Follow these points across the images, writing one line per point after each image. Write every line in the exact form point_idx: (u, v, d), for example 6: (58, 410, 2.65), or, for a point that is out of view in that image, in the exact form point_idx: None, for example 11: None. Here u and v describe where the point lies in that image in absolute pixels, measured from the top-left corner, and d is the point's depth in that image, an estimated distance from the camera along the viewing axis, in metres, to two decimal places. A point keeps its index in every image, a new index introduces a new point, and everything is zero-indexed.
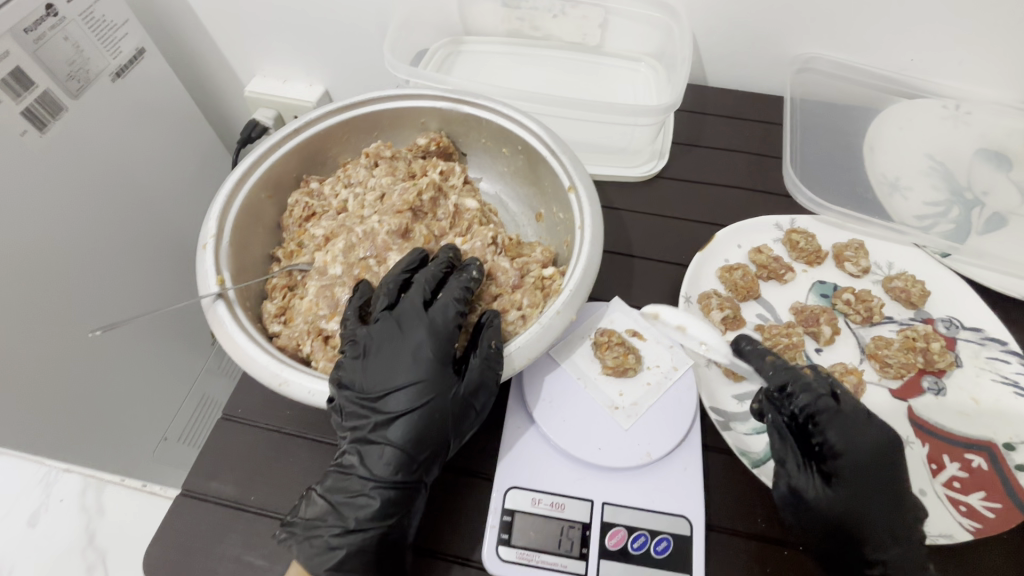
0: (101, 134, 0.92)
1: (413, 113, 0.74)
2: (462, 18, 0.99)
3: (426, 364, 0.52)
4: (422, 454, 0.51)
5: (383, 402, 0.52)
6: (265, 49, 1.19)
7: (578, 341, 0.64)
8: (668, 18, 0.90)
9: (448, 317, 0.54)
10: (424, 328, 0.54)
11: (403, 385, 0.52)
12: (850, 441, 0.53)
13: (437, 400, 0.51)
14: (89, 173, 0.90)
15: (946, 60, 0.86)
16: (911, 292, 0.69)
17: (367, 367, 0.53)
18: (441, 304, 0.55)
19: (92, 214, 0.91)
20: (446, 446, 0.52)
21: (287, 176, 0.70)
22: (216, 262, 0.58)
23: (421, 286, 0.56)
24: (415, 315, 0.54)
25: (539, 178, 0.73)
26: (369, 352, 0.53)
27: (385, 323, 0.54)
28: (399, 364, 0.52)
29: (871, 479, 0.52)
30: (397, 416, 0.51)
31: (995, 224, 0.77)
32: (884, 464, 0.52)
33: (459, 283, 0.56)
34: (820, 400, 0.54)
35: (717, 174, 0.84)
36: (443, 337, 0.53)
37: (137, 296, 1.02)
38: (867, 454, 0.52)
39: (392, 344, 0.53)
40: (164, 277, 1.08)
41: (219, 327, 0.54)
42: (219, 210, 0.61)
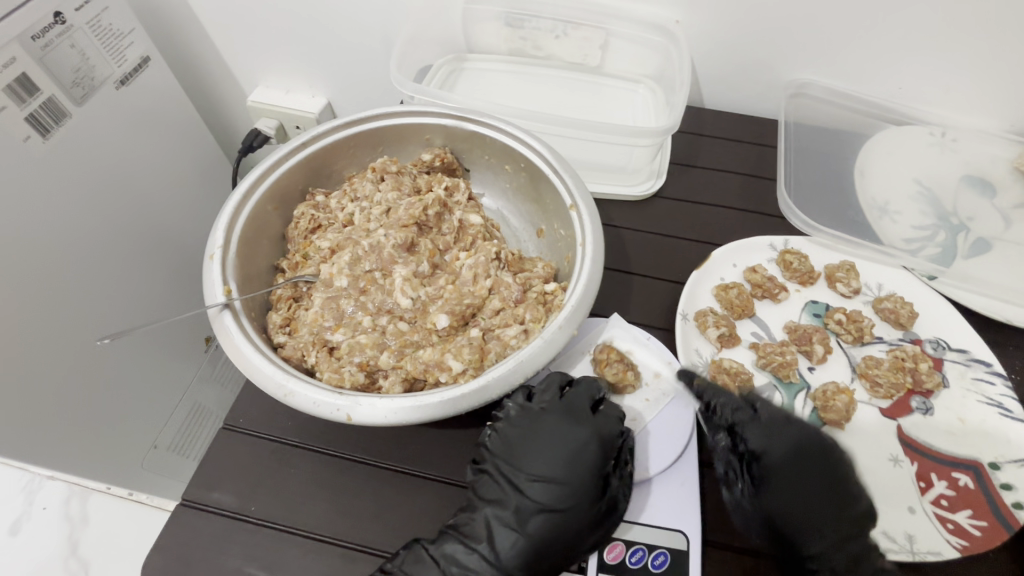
0: (103, 141, 0.93)
1: (419, 129, 0.76)
2: (467, 36, 1.02)
3: (584, 463, 0.54)
4: (553, 551, 0.51)
5: (533, 485, 0.53)
6: (269, 61, 1.20)
7: (578, 357, 0.65)
8: (668, 42, 0.93)
9: (615, 424, 0.56)
10: (589, 430, 0.55)
11: (554, 479, 0.53)
12: (765, 448, 0.55)
13: (588, 503, 0.52)
14: (89, 178, 0.90)
15: (933, 89, 0.89)
16: (901, 313, 0.71)
17: (524, 456, 0.55)
18: (585, 400, 0.58)
19: (91, 220, 0.91)
20: (579, 551, 0.52)
21: (293, 189, 0.71)
22: (223, 272, 0.59)
23: (586, 391, 0.58)
24: (580, 409, 0.57)
25: (541, 194, 0.74)
26: (523, 438, 0.56)
27: (553, 414, 0.56)
28: (557, 458, 0.54)
29: (800, 479, 0.54)
30: (540, 506, 0.52)
31: (980, 248, 0.80)
32: (805, 468, 0.54)
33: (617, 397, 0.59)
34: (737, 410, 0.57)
35: (713, 193, 0.86)
36: (608, 444, 0.55)
37: (135, 304, 1.02)
38: (792, 459, 0.55)
39: (551, 438, 0.55)
40: (161, 284, 1.08)
41: (224, 336, 0.55)
42: (227, 221, 0.62)
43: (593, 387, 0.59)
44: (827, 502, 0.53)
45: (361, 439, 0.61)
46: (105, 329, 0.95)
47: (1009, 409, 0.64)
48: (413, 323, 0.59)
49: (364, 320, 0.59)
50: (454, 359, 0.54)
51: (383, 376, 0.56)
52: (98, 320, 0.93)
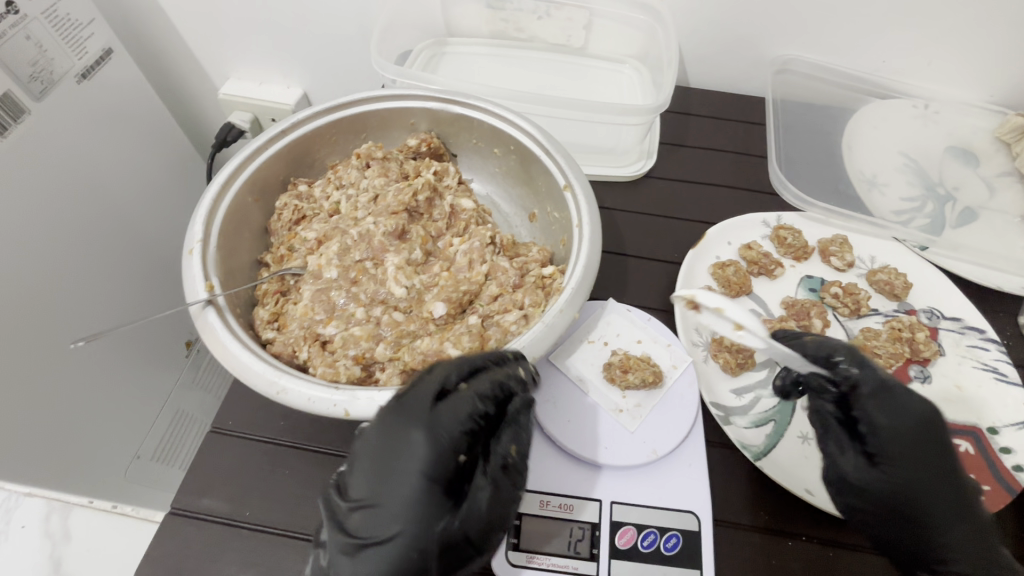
0: (66, 138, 0.87)
1: (404, 114, 0.73)
2: (446, 19, 0.99)
3: (418, 479, 0.43)
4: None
5: (363, 513, 0.43)
6: (241, 51, 1.16)
7: (577, 344, 0.62)
8: (652, 20, 0.92)
9: (461, 419, 0.46)
10: (425, 435, 0.44)
11: (385, 504, 0.43)
12: (894, 420, 0.50)
13: (427, 523, 0.43)
14: (52, 178, 0.85)
15: (915, 62, 0.90)
16: (895, 284, 0.71)
17: (360, 476, 0.45)
18: (425, 394, 0.46)
19: (55, 221, 0.86)
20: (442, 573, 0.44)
21: (273, 179, 0.69)
22: (204, 267, 0.55)
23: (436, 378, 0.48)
24: (414, 408, 0.46)
25: (532, 177, 0.73)
26: (357, 457, 0.46)
27: (383, 420, 0.45)
28: (385, 478, 0.44)
29: (918, 456, 0.49)
30: (367, 542, 0.43)
31: (968, 217, 0.81)
32: (926, 443, 0.50)
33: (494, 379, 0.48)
34: (863, 373, 0.52)
35: (703, 172, 0.86)
36: (448, 448, 0.45)
37: (110, 310, 0.97)
38: (909, 441, 0.50)
39: (379, 452, 0.45)
40: (133, 287, 1.03)
41: (209, 334, 0.51)
42: (205, 215, 0.59)
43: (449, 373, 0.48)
44: (950, 490, 0.49)
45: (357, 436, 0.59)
46: (80, 333, 0.90)
47: (1004, 373, 0.65)
48: (408, 313, 0.56)
49: (357, 311, 0.55)
50: (453, 348, 0.52)
51: (379, 369, 0.53)
52: (72, 323, 0.89)
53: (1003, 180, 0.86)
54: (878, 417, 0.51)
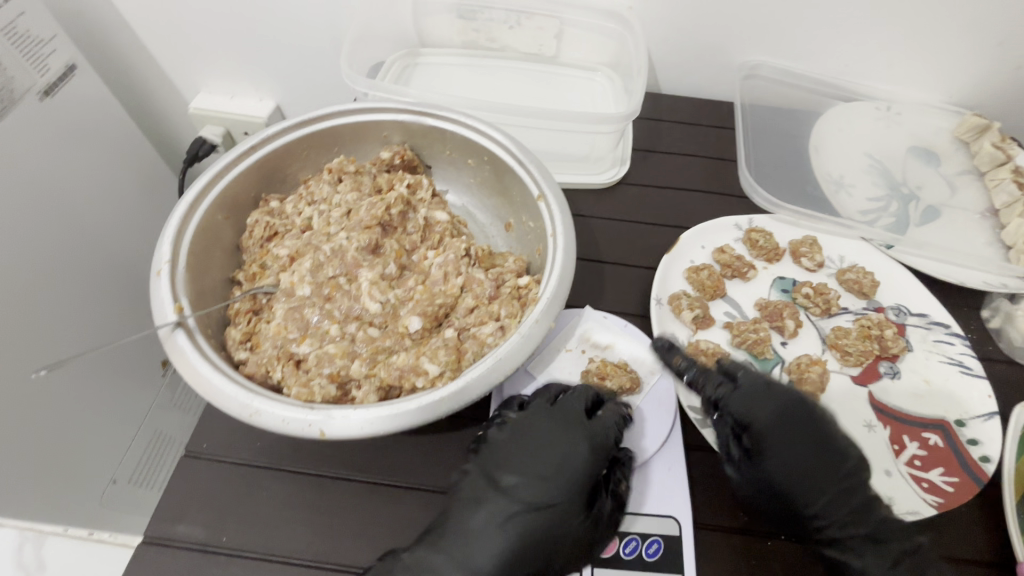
0: (29, 157, 0.85)
1: (377, 126, 0.73)
2: (419, 30, 0.99)
3: (571, 472, 0.52)
4: (529, 557, 0.49)
5: (516, 492, 0.51)
6: (211, 65, 1.15)
7: (555, 353, 0.63)
8: (622, 29, 0.93)
9: (612, 437, 0.54)
10: (584, 439, 0.53)
11: (538, 487, 0.51)
12: (755, 415, 0.56)
13: (568, 513, 0.50)
14: (16, 198, 0.83)
15: (876, 65, 0.93)
16: (863, 283, 0.73)
17: (513, 462, 0.52)
18: (579, 405, 0.56)
19: (19, 243, 0.83)
20: (557, 566, 0.49)
21: (244, 195, 0.68)
22: (173, 289, 0.54)
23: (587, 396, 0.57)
24: (568, 419, 0.54)
25: (506, 187, 0.73)
26: (509, 444, 0.54)
27: (542, 418, 0.55)
28: (535, 465, 0.52)
29: (787, 444, 0.55)
30: (517, 513, 0.50)
31: (930, 215, 0.84)
32: (791, 431, 0.55)
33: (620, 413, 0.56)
34: (721, 381, 0.58)
35: (675, 177, 0.87)
36: (601, 455, 0.53)
37: (79, 332, 0.95)
38: (775, 432, 0.55)
39: (537, 445, 0.53)
40: (104, 308, 1.00)
41: (179, 358, 0.50)
42: (173, 235, 0.57)
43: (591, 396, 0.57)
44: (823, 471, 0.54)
45: (334, 454, 0.58)
46: (48, 360, 0.87)
47: (969, 367, 0.67)
48: (383, 328, 0.56)
49: (331, 328, 0.55)
50: (430, 363, 0.52)
51: (355, 387, 0.52)
52: (40, 347, 0.86)
53: (962, 178, 0.89)
54: (744, 417, 0.56)
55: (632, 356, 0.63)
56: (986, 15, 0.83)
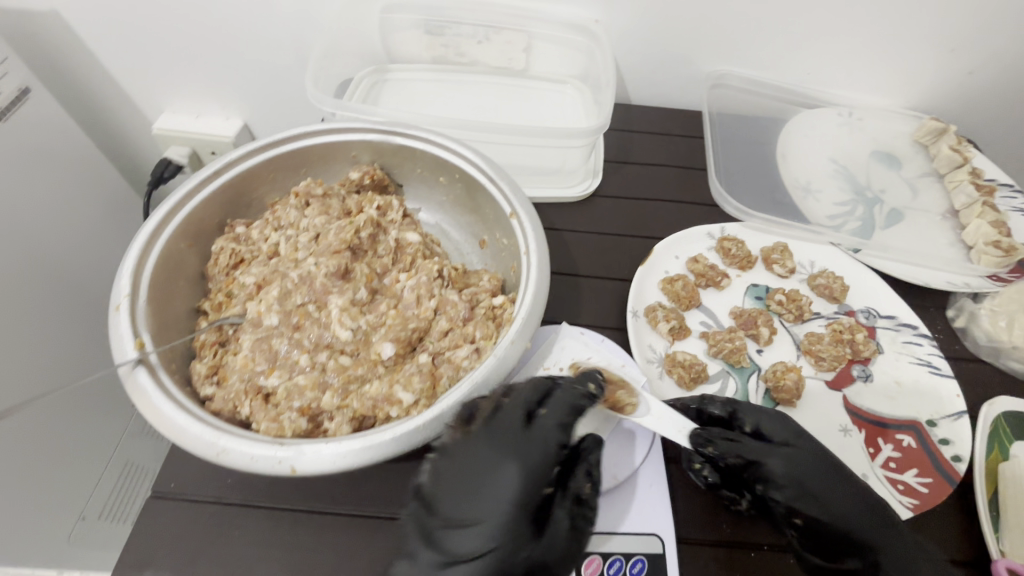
0: None
1: (345, 147, 0.72)
2: (387, 46, 0.99)
3: (507, 503, 0.48)
4: None
5: (459, 531, 0.47)
6: (175, 84, 1.12)
7: (532, 373, 0.61)
8: (589, 42, 0.94)
9: (552, 444, 0.51)
10: (520, 457, 0.50)
11: (481, 522, 0.48)
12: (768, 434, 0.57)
13: (513, 542, 0.47)
14: None
15: (837, 73, 0.95)
16: (834, 288, 0.74)
17: (448, 509, 0.49)
18: (514, 419, 0.52)
19: None
20: None
21: (208, 222, 0.66)
22: (133, 324, 0.52)
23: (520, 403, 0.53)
24: (507, 436, 0.51)
25: (479, 205, 0.72)
26: (447, 476, 0.50)
27: (476, 440, 0.51)
28: (477, 495, 0.49)
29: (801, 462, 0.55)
30: (463, 553, 0.46)
31: (895, 218, 0.86)
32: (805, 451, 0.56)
33: (571, 396, 0.54)
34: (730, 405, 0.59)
35: (648, 188, 0.88)
36: (534, 477, 0.50)
37: (39, 365, 0.90)
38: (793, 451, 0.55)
39: (474, 472, 0.50)
40: (65, 339, 0.96)
41: (139, 397, 0.48)
42: (132, 268, 0.55)
43: (527, 401, 0.53)
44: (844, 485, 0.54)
45: (309, 487, 0.57)
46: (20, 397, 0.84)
47: (938, 367, 0.69)
48: (355, 356, 0.55)
49: (301, 358, 0.53)
50: (404, 391, 0.51)
51: (327, 418, 0.51)
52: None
53: (923, 181, 0.91)
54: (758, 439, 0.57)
55: (608, 380, 0.61)
56: (939, 23, 0.86)
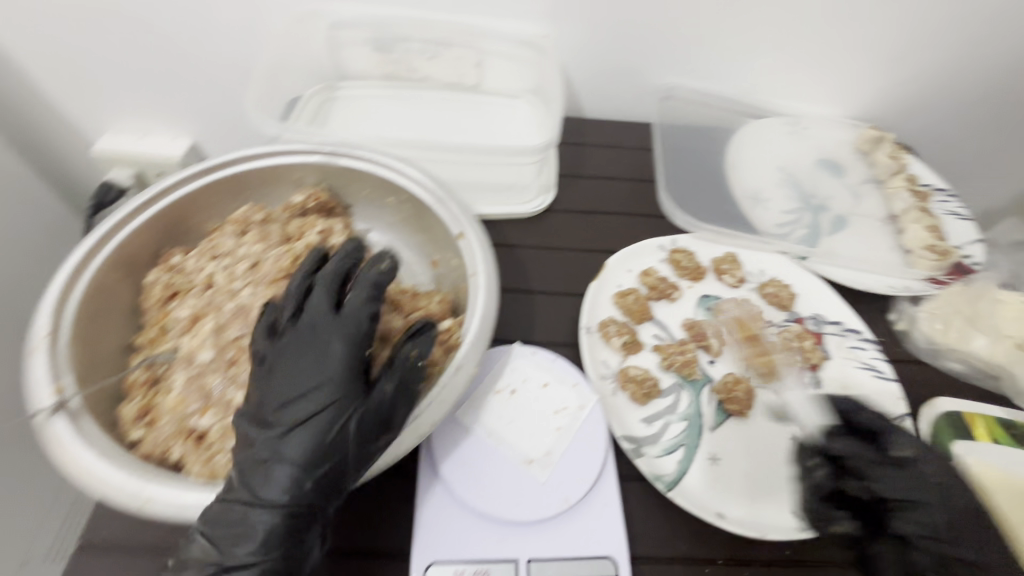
0: None
1: (287, 169, 0.70)
2: (336, 63, 0.97)
3: (334, 374, 0.48)
4: (326, 456, 0.46)
5: (291, 408, 0.47)
6: (115, 104, 1.07)
7: (484, 397, 0.60)
8: (540, 57, 0.94)
9: (364, 320, 0.51)
10: (339, 333, 0.50)
11: (309, 398, 0.47)
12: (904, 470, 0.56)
13: (343, 405, 0.48)
14: None
15: (780, 84, 0.98)
16: (783, 295, 0.76)
17: (275, 387, 0.48)
18: (323, 301, 0.52)
19: None
20: (357, 458, 0.47)
21: (140, 252, 0.63)
22: (52, 367, 0.49)
23: (326, 289, 0.53)
24: (321, 321, 0.51)
25: (428, 224, 0.71)
26: (275, 366, 0.49)
27: (293, 331, 0.51)
28: (302, 372, 0.48)
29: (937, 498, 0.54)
30: (297, 426, 0.46)
31: (840, 225, 0.89)
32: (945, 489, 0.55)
33: (375, 275, 0.54)
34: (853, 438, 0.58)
35: (602, 202, 0.88)
36: (358, 343, 0.50)
37: None
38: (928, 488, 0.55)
39: (298, 357, 0.49)
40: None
41: (58, 447, 0.45)
42: (53, 306, 0.52)
43: (333, 283, 0.53)
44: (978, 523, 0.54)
45: None
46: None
47: (881, 371, 0.71)
48: None
49: (236, 396, 0.51)
50: None
51: None
52: None
53: (866, 187, 0.94)
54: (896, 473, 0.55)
55: (559, 402, 0.61)
56: (871, 35, 0.90)
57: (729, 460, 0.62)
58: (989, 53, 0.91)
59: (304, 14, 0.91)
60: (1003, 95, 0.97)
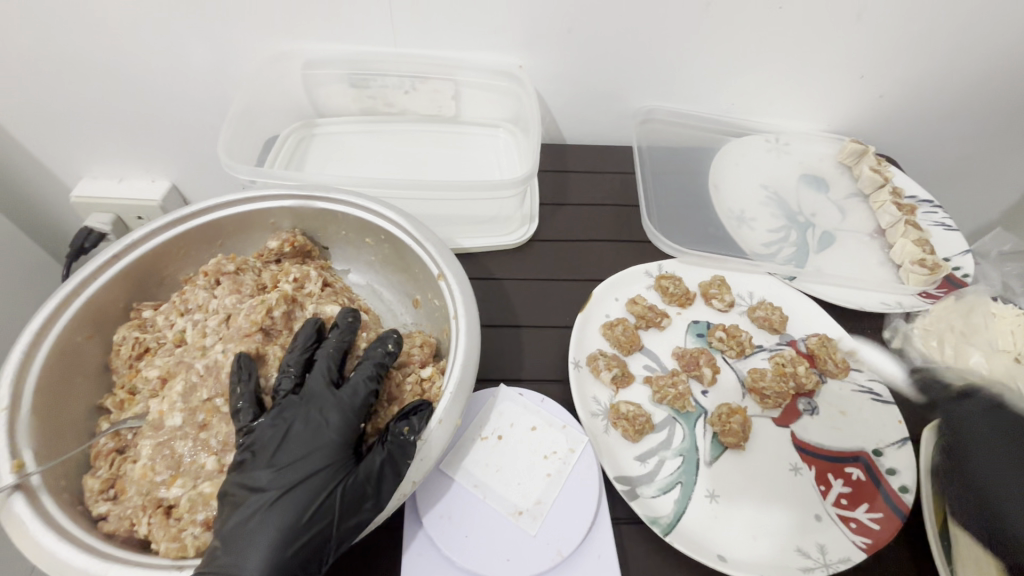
0: None
1: (261, 215, 0.69)
2: (312, 100, 0.97)
3: (327, 445, 0.48)
4: (310, 530, 0.45)
5: (281, 477, 0.47)
6: (91, 150, 1.07)
7: (470, 444, 0.58)
8: (516, 86, 0.94)
9: (361, 393, 0.51)
10: (337, 406, 0.50)
11: (300, 468, 0.47)
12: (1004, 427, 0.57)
13: (332, 477, 0.47)
14: None
15: (759, 102, 0.98)
16: (773, 319, 0.74)
17: (264, 457, 0.48)
18: (322, 379, 0.52)
19: None
20: (340, 533, 0.46)
21: (110, 309, 0.61)
22: (12, 440, 0.47)
23: (326, 366, 0.53)
24: (319, 396, 0.51)
25: (408, 264, 0.70)
26: (269, 435, 0.49)
27: (291, 405, 0.51)
28: (296, 443, 0.48)
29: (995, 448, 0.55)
30: (283, 494, 0.46)
31: (827, 241, 0.88)
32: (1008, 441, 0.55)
33: (374, 356, 0.54)
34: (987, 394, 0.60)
35: (586, 228, 0.87)
36: (353, 414, 0.50)
37: None
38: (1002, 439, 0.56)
39: (293, 430, 0.49)
40: None
41: (15, 530, 0.43)
42: (14, 372, 0.50)
43: (334, 359, 0.54)
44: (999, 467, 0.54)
45: None
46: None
47: (878, 393, 0.69)
48: None
49: (206, 462, 0.50)
50: None
51: None
52: None
53: (851, 202, 0.94)
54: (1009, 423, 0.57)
55: (547, 446, 0.58)
56: (846, 53, 0.90)
57: (728, 496, 0.60)
58: (963, 67, 0.91)
59: (277, 55, 0.90)
60: (980, 107, 0.97)
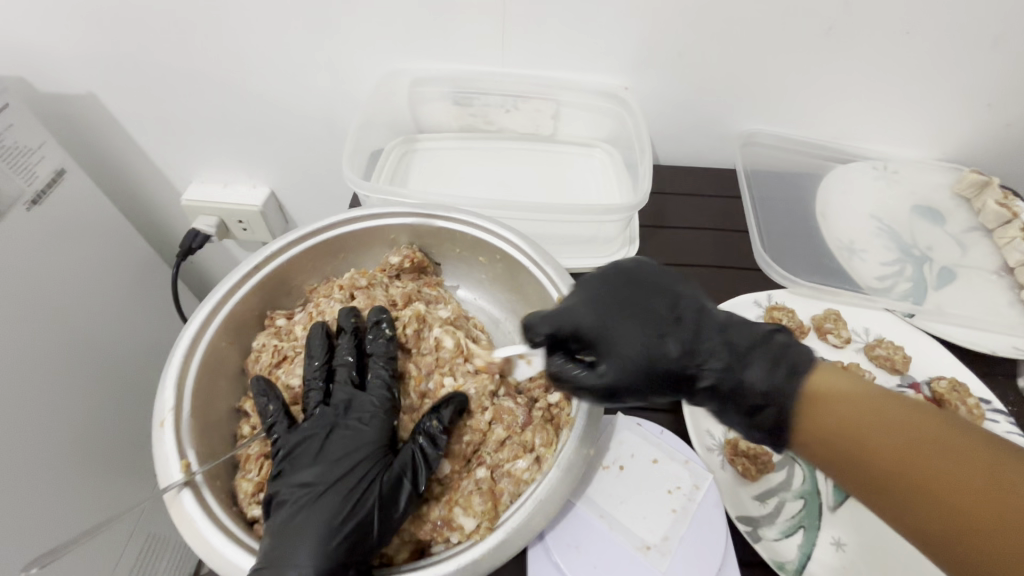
0: (17, 256, 0.78)
1: (384, 231, 0.71)
2: (415, 116, 1.00)
3: (365, 447, 0.50)
4: (356, 518, 0.46)
5: (324, 474, 0.49)
6: (205, 157, 1.13)
7: (593, 472, 0.58)
8: (618, 107, 0.95)
9: (383, 395, 0.54)
10: (370, 412, 0.53)
11: (340, 469, 0.49)
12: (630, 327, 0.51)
13: (371, 471, 0.49)
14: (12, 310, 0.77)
15: (873, 128, 0.94)
16: (895, 359, 0.71)
17: (310, 457, 0.50)
18: (346, 381, 0.55)
19: (27, 354, 0.78)
20: (384, 525, 0.47)
21: (251, 317, 0.65)
22: (179, 441, 0.50)
23: (347, 370, 0.56)
24: (353, 400, 0.54)
25: (520, 283, 0.71)
26: (314, 441, 0.52)
27: (328, 411, 0.53)
28: (337, 446, 0.51)
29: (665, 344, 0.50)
30: (328, 490, 0.48)
31: (946, 278, 0.84)
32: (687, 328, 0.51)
33: (382, 356, 0.57)
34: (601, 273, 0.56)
35: (689, 252, 0.86)
36: (383, 414, 0.53)
37: (86, 443, 0.87)
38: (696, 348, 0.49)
39: (331, 434, 0.52)
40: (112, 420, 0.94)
41: (186, 526, 0.46)
42: (177, 376, 0.54)
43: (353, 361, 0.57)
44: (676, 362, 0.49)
45: None
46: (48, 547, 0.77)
47: None
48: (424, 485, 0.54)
49: None
50: (465, 516, 0.49)
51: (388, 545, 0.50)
52: (40, 504, 0.76)
53: (971, 236, 0.89)
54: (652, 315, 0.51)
55: (669, 479, 0.57)
56: (979, 78, 0.85)
57: (857, 545, 0.57)
58: None
59: (389, 73, 0.94)
60: None
